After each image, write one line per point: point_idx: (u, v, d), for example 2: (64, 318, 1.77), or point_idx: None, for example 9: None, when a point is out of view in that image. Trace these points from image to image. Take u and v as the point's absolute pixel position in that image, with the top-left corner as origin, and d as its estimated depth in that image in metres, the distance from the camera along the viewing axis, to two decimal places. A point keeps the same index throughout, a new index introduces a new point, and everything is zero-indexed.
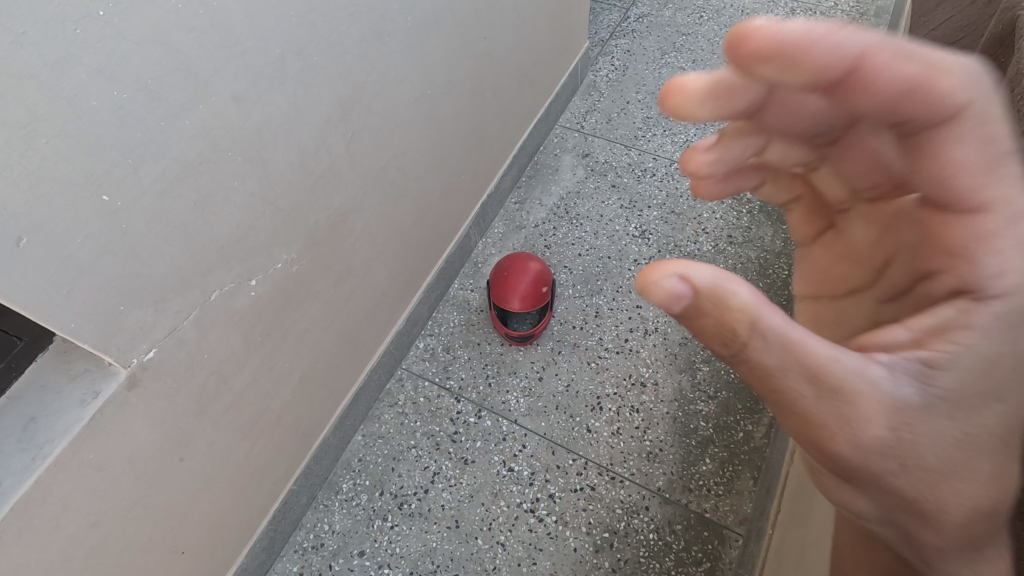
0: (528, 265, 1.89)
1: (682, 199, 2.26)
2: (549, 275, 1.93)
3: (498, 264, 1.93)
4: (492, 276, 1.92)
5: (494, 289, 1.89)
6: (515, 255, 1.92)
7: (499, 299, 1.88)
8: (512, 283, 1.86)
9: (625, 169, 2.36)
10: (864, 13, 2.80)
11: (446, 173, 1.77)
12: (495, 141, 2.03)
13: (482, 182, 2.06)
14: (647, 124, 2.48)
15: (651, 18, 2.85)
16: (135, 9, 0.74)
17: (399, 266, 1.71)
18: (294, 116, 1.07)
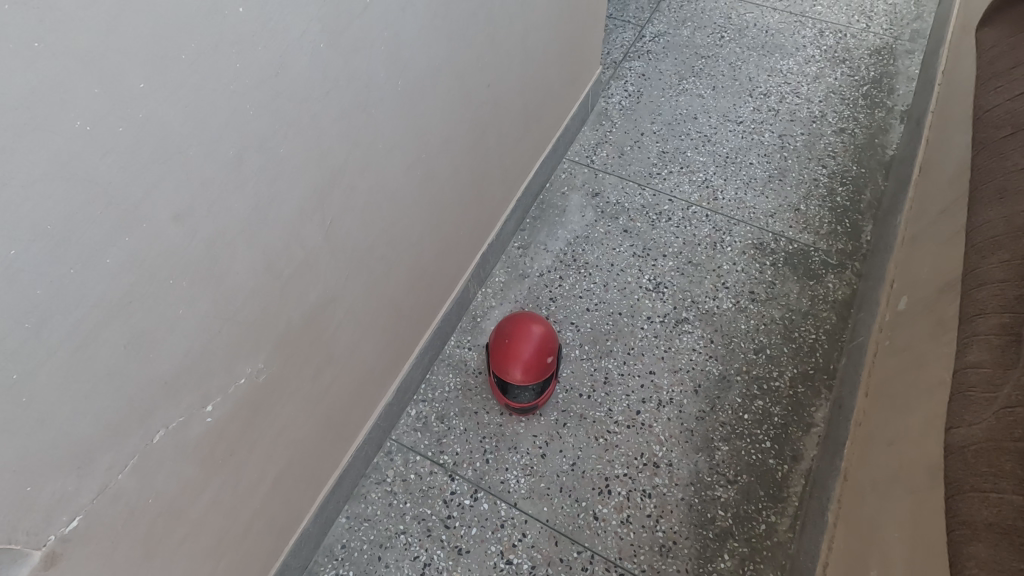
0: (532, 330, 1.73)
1: (700, 247, 2.07)
2: (554, 339, 1.76)
3: (500, 327, 1.77)
4: (493, 340, 1.76)
5: (494, 355, 1.73)
6: (518, 317, 1.75)
7: (499, 368, 1.72)
8: (514, 351, 1.70)
9: (638, 211, 2.16)
10: (898, 37, 2.58)
11: (444, 233, 1.58)
12: (499, 186, 1.83)
13: (483, 232, 1.87)
14: (662, 160, 2.29)
15: (668, 38, 2.64)
16: (22, 143, 0.55)
17: (393, 339, 1.54)
18: (255, 216, 0.87)
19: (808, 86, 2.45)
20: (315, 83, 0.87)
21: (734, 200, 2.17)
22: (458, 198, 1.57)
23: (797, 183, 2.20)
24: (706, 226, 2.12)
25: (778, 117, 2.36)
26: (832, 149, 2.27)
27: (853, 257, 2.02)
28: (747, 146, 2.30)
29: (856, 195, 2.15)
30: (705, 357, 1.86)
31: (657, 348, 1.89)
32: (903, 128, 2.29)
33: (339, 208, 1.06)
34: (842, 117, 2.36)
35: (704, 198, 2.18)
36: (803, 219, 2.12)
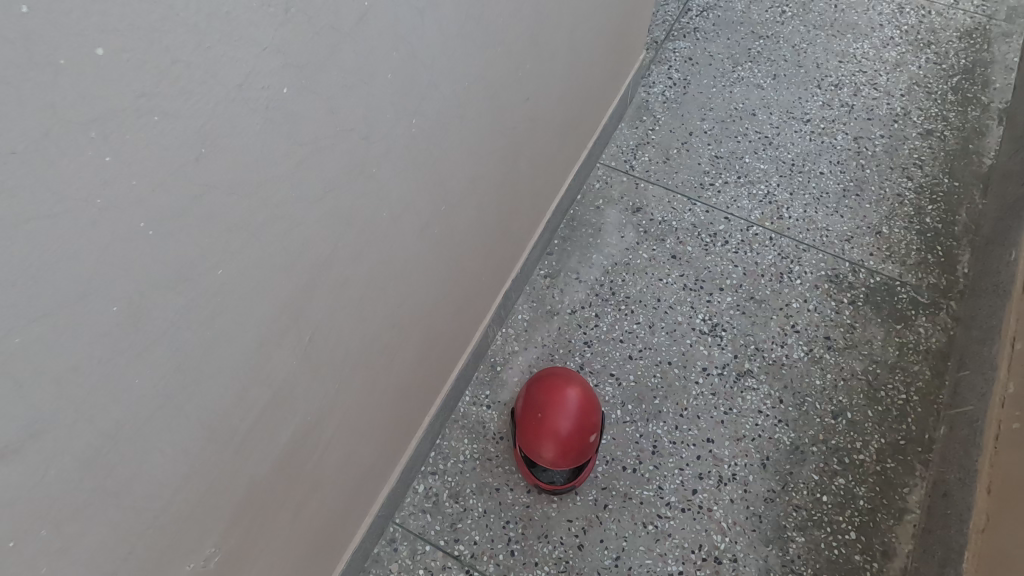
0: (571, 400, 1.37)
1: (763, 280, 1.73)
2: (597, 409, 1.41)
3: (529, 392, 1.41)
4: (520, 407, 1.42)
5: (522, 429, 1.39)
6: (553, 381, 1.40)
7: (528, 446, 1.38)
8: (547, 428, 1.35)
9: (688, 232, 1.80)
10: (992, 17, 2.18)
11: (463, 285, 1.22)
12: (528, 212, 1.46)
13: (506, 266, 1.51)
14: (716, 167, 1.91)
15: (719, 14, 2.22)
16: None
17: (397, 426, 1.20)
18: (132, 343, 0.52)
19: (887, 76, 2.06)
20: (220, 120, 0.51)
21: (803, 220, 1.81)
22: (480, 240, 1.20)
23: (879, 198, 1.84)
24: (771, 252, 1.76)
25: (853, 115, 1.98)
26: (918, 156, 1.90)
27: (949, 295, 1.68)
28: (817, 151, 1.92)
29: (949, 216, 1.80)
30: (773, 421, 1.54)
31: (716, 408, 1.56)
32: (1003, 132, 1.92)
33: (298, 291, 0.70)
34: (929, 116, 1.97)
35: (767, 217, 1.82)
36: (887, 245, 1.76)
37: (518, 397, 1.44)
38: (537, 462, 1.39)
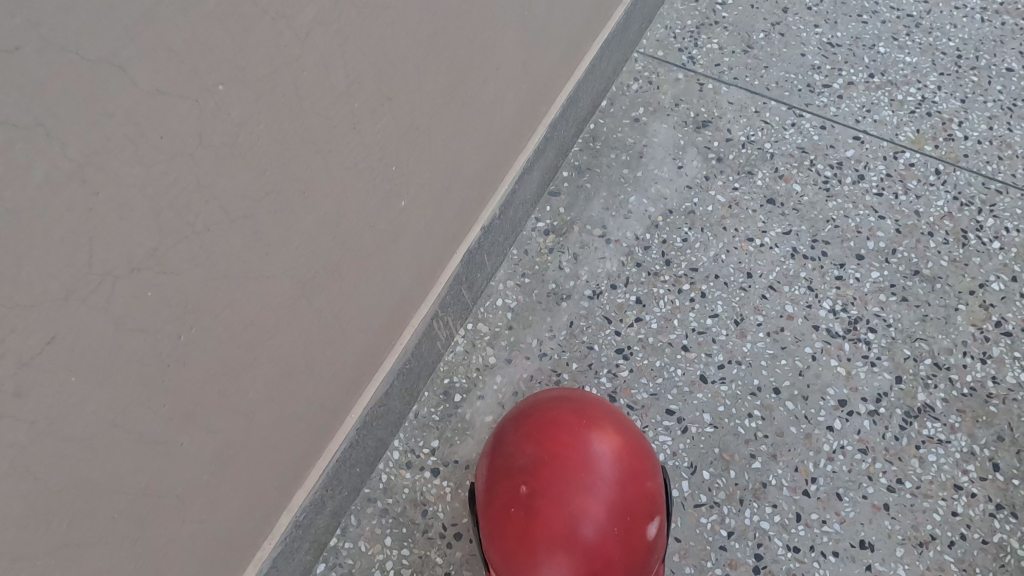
0: (593, 452, 0.64)
1: (933, 241, 0.97)
2: (654, 466, 0.67)
3: (499, 443, 0.67)
4: (482, 477, 0.67)
5: (489, 527, 0.64)
6: (550, 417, 0.66)
7: (507, 565, 0.63)
8: (546, 524, 0.61)
9: (792, 162, 1.05)
10: None
11: (243, 152, 0.47)
12: (473, 57, 0.71)
13: (446, 186, 0.76)
14: (830, 61, 1.15)
15: None
16: None
17: (67, 522, 0.45)
18: None
19: None
20: None
21: (989, 143, 1.06)
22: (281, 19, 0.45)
23: None
24: (940, 196, 1.01)
25: None
26: None
27: None
28: (996, 37, 1.17)
29: None
30: (986, 508, 0.79)
31: (872, 481, 0.81)
32: None
33: None
34: None
35: (926, 138, 1.07)
36: None
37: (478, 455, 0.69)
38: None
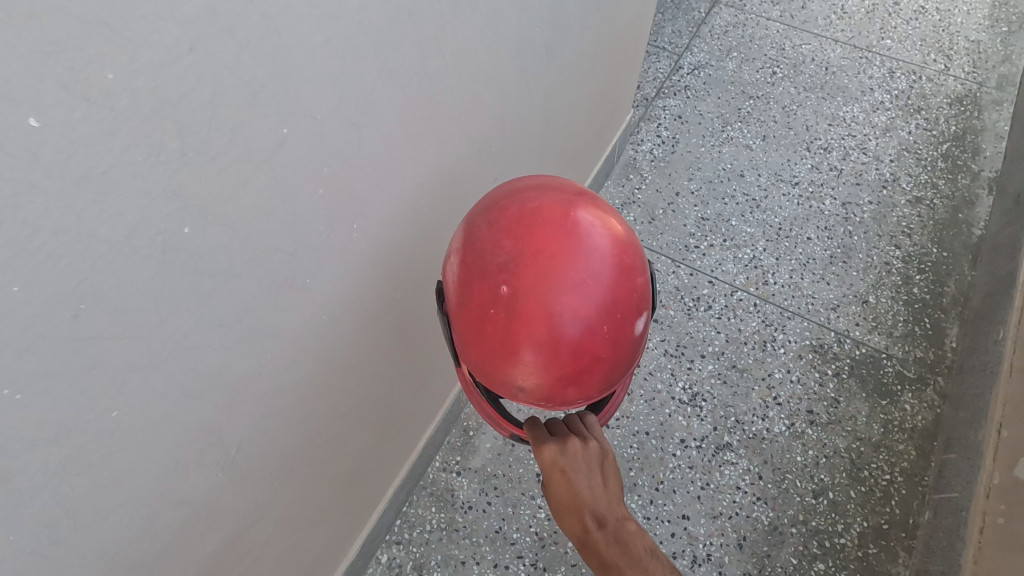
0: (575, 234, 0.69)
1: (746, 347, 1.68)
2: (641, 262, 0.75)
3: (476, 241, 0.72)
4: (459, 279, 0.74)
5: (474, 333, 0.72)
6: (533, 215, 0.71)
7: (489, 366, 0.73)
8: (533, 316, 0.68)
9: (671, 296, 1.77)
10: (983, 84, 2.17)
11: None
12: None
13: None
14: (702, 229, 1.88)
15: (710, 71, 2.22)
16: None
17: None
18: None
19: (876, 141, 2.05)
20: None
21: (789, 286, 1.78)
22: None
23: (866, 267, 1.81)
24: (754, 320, 1.72)
25: (841, 180, 1.97)
26: (907, 223, 1.88)
27: (935, 369, 1.64)
28: (804, 216, 1.90)
29: (937, 288, 1.76)
30: (751, 499, 1.49)
31: (692, 483, 1.50)
32: (993, 202, 1.90)
33: None
34: (918, 183, 1.96)
35: (752, 282, 1.79)
36: (874, 315, 1.73)
37: (451, 253, 0.77)
38: (515, 396, 0.75)
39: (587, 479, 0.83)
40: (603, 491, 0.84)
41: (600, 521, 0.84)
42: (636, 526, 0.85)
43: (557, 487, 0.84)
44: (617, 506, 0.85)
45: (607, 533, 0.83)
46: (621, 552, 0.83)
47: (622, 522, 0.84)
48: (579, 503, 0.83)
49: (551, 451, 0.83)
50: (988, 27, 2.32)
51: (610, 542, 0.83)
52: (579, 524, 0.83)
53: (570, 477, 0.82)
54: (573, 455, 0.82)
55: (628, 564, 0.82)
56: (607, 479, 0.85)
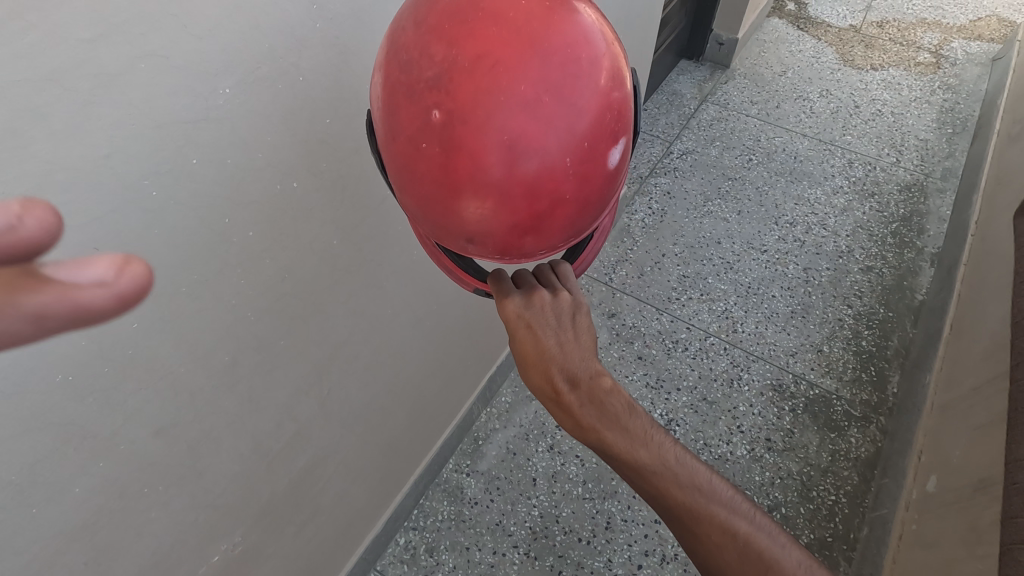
0: (533, 40, 0.52)
1: (716, 383, 1.98)
2: (620, 73, 0.58)
3: (399, 51, 0.54)
4: (385, 103, 0.56)
5: (405, 171, 0.57)
6: (472, 3, 0.52)
7: (430, 212, 0.60)
8: (474, 140, 0.53)
9: (653, 338, 2.09)
10: (929, 175, 2.56)
11: None
12: None
13: None
14: (682, 284, 2.23)
15: (696, 156, 2.65)
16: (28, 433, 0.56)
17: None
18: (244, 396, 0.82)
19: (835, 218, 2.42)
20: (321, 268, 0.83)
21: (754, 335, 2.10)
22: None
23: (821, 322, 2.13)
24: (723, 360, 2.03)
25: (803, 249, 2.33)
26: (858, 287, 2.21)
27: (878, 410, 1.92)
28: (770, 277, 2.25)
29: (882, 341, 2.07)
30: None
31: None
32: (933, 272, 2.23)
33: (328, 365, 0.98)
34: (869, 254, 2.30)
35: (723, 330, 2.11)
36: (827, 362, 2.03)
37: (373, 66, 0.58)
38: (465, 250, 0.64)
39: (556, 333, 0.73)
40: (575, 347, 0.73)
41: (575, 380, 0.72)
42: (612, 381, 0.73)
43: (523, 341, 0.73)
44: (589, 361, 0.73)
45: (580, 393, 0.71)
46: (600, 413, 0.71)
47: (597, 379, 0.72)
48: (547, 355, 0.71)
49: (516, 305, 0.73)
50: (936, 128, 2.74)
51: (584, 404, 0.71)
52: (549, 383, 0.71)
53: (537, 329, 0.72)
54: (541, 306, 0.73)
55: (608, 425, 0.71)
56: (580, 336, 0.74)
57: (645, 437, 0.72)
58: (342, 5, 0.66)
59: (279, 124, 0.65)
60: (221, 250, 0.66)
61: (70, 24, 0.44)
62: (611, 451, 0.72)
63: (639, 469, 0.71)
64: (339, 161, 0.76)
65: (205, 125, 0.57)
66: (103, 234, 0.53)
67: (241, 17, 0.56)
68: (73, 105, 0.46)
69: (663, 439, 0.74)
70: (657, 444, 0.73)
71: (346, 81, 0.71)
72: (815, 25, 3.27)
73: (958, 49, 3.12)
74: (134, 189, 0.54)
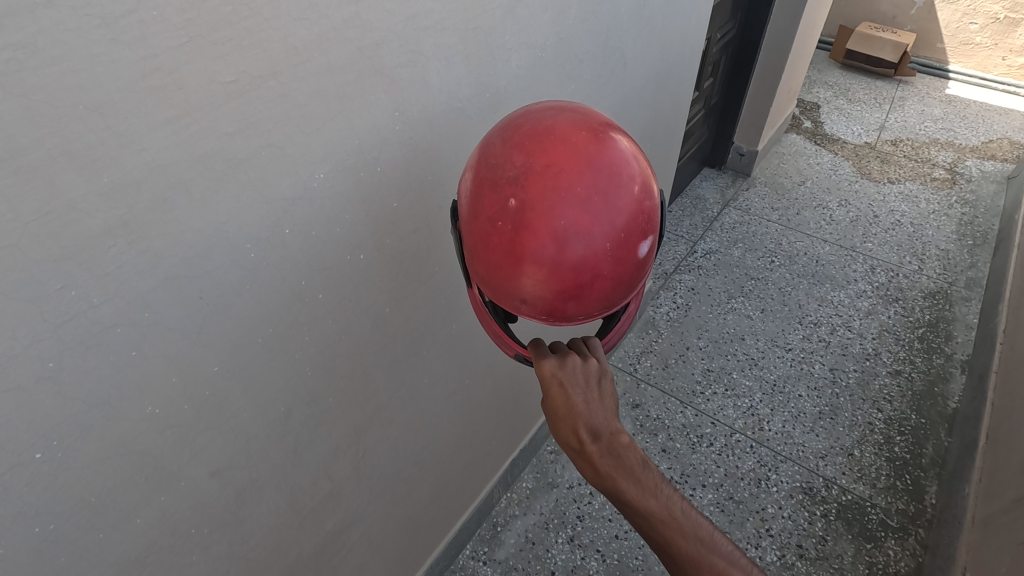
0: (590, 156, 0.63)
1: (742, 482, 1.92)
2: (653, 189, 0.69)
3: (488, 156, 0.66)
4: (471, 193, 0.68)
5: (479, 244, 0.67)
6: (546, 128, 0.65)
7: (494, 277, 0.69)
8: (538, 223, 0.62)
9: (677, 431, 2.07)
10: (953, 283, 2.60)
11: None
12: None
13: None
14: (707, 378, 2.24)
15: (719, 256, 2.76)
16: (108, 456, 0.62)
17: None
18: (288, 450, 0.87)
19: (859, 321, 2.45)
20: (371, 331, 0.91)
21: (782, 433, 2.06)
22: None
23: (850, 424, 2.08)
24: (750, 459, 1.98)
25: (828, 349, 2.33)
26: (887, 391, 2.18)
27: (916, 521, 1.81)
28: (796, 375, 2.25)
29: (916, 448, 2.01)
30: None
31: None
32: (965, 379, 2.21)
33: (364, 428, 1.03)
34: (897, 358, 2.30)
35: (748, 426, 2.08)
36: (858, 466, 1.96)
37: (465, 169, 0.70)
38: (516, 311, 0.71)
39: (583, 391, 0.79)
40: (599, 404, 0.79)
41: (597, 434, 0.77)
42: (630, 437, 0.77)
43: (554, 397, 0.79)
44: (611, 418, 0.79)
45: (600, 444, 0.77)
46: (617, 464, 0.76)
47: (616, 435, 0.77)
48: (574, 411, 0.78)
49: (550, 365, 0.79)
50: (957, 240, 2.81)
51: (603, 455, 0.76)
52: (574, 435, 0.77)
53: (567, 388, 0.78)
54: (573, 368, 0.79)
55: (623, 476, 0.76)
56: (605, 396, 0.80)
57: (655, 489, 0.76)
58: (418, 113, 0.80)
59: (356, 204, 0.77)
60: (295, 308, 0.76)
61: (221, 120, 0.57)
62: (623, 499, 0.76)
63: (648, 519, 0.75)
64: (400, 239, 0.87)
65: (300, 203, 0.69)
66: (208, 285, 0.63)
67: (343, 120, 0.69)
68: (208, 181, 0.58)
69: (672, 492, 0.76)
70: (666, 496, 0.76)
71: (414, 172, 0.84)
72: (831, 141, 3.48)
73: (972, 167, 3.26)
74: (239, 250, 0.65)
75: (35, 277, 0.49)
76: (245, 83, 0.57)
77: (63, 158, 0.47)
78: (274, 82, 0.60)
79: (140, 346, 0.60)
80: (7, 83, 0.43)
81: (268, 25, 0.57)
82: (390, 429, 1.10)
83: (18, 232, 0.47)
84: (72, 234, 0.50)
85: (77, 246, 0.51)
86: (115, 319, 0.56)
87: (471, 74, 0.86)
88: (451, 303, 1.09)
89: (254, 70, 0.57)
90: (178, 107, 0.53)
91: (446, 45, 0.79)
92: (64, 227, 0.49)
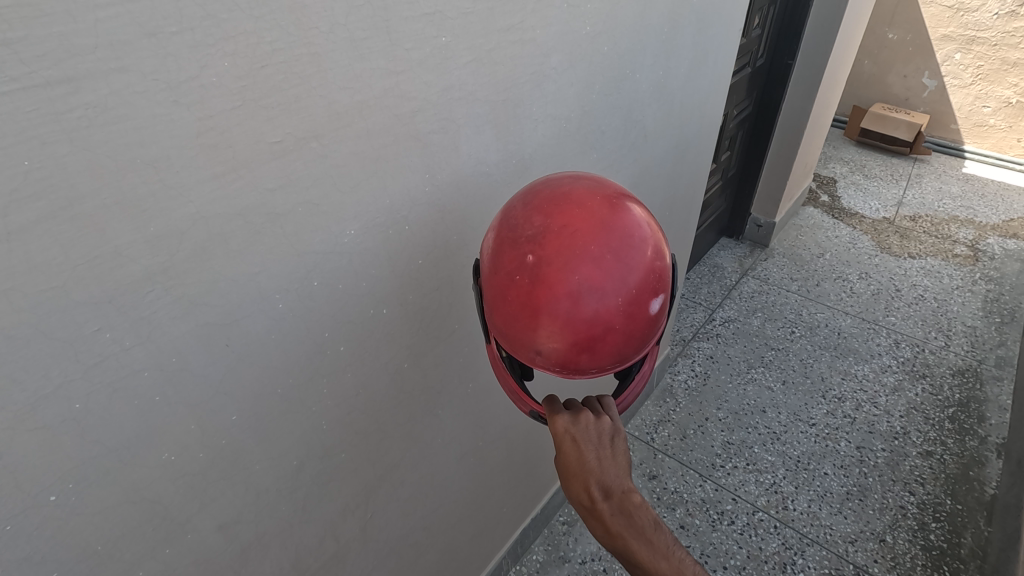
0: (604, 218, 0.65)
1: (767, 566, 1.80)
2: (665, 251, 0.70)
3: (510, 217, 0.68)
4: (492, 251, 0.70)
5: (498, 298, 0.68)
6: (563, 193, 0.67)
7: (511, 330, 0.69)
8: (553, 278, 0.64)
9: (696, 506, 1.97)
10: (982, 361, 2.52)
11: None
12: None
13: None
14: (726, 451, 2.16)
15: (738, 324, 2.74)
16: (118, 503, 0.61)
17: None
18: (292, 508, 0.85)
19: (886, 396, 2.37)
20: (387, 384, 0.91)
21: (807, 514, 1.95)
22: None
23: (881, 506, 1.97)
24: (774, 540, 1.87)
25: (854, 425, 2.25)
26: (919, 473, 2.07)
27: None
28: (821, 452, 2.16)
29: (953, 537, 1.88)
30: None
31: None
32: (1002, 465, 2.10)
33: (373, 488, 1.00)
34: (927, 437, 2.20)
35: (772, 505, 1.98)
36: (892, 554, 1.84)
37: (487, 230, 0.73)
38: (531, 363, 0.71)
39: (596, 447, 0.77)
40: (612, 462, 0.77)
41: (608, 492, 0.75)
42: (642, 497, 0.75)
43: (566, 453, 0.77)
44: (623, 476, 0.77)
45: (612, 502, 0.74)
46: (628, 524, 0.73)
47: (628, 493, 0.75)
48: (586, 467, 0.75)
49: (563, 421, 0.77)
50: (983, 317, 2.76)
51: (615, 514, 0.74)
52: (585, 492, 0.75)
53: (580, 444, 0.76)
54: (586, 425, 0.77)
55: (634, 536, 0.73)
56: (617, 454, 0.78)
57: (665, 551, 0.73)
58: (448, 175, 0.83)
59: (383, 261, 0.79)
60: (316, 359, 0.76)
61: (263, 177, 0.60)
62: (634, 562, 0.73)
63: None
64: (423, 294, 0.89)
65: (330, 258, 0.71)
66: (236, 333, 0.65)
67: (376, 181, 0.72)
68: (247, 233, 0.61)
69: (684, 555, 0.74)
70: (677, 560, 0.74)
71: (439, 231, 0.86)
72: (849, 214, 3.51)
73: (994, 245, 3.24)
74: (268, 300, 0.66)
75: (73, 318, 0.51)
76: (289, 144, 0.61)
77: (116, 207, 0.50)
78: (316, 144, 0.63)
79: (163, 391, 0.60)
80: (76, 138, 0.46)
81: (315, 93, 0.61)
82: (398, 490, 1.07)
83: (65, 275, 0.49)
84: (115, 277, 0.52)
85: (118, 289, 0.53)
86: (144, 363, 0.57)
87: (499, 142, 0.90)
88: (468, 362, 1.09)
89: (299, 131, 0.61)
90: (224, 164, 0.56)
91: (477, 113, 0.83)
92: (108, 271, 0.52)
